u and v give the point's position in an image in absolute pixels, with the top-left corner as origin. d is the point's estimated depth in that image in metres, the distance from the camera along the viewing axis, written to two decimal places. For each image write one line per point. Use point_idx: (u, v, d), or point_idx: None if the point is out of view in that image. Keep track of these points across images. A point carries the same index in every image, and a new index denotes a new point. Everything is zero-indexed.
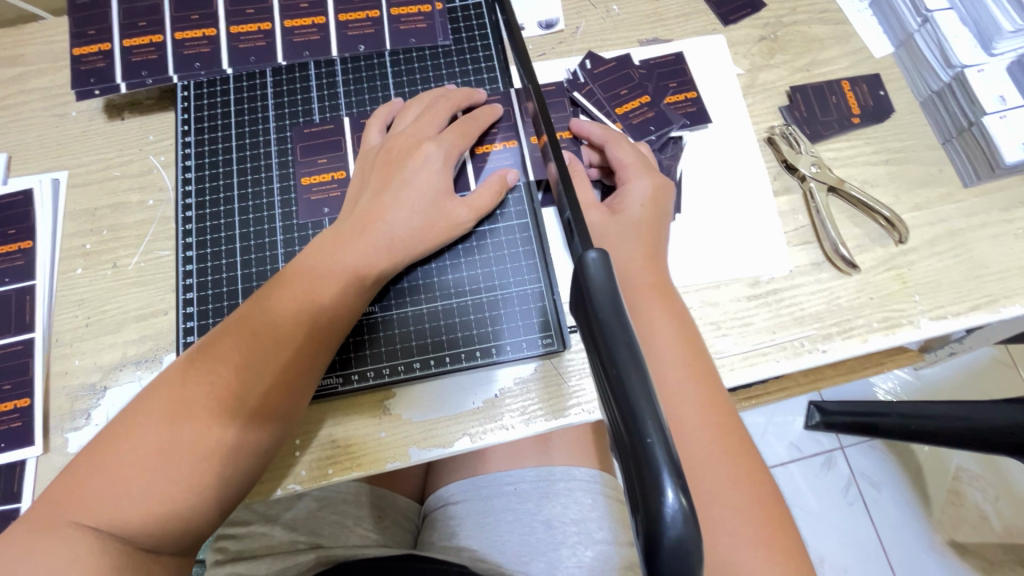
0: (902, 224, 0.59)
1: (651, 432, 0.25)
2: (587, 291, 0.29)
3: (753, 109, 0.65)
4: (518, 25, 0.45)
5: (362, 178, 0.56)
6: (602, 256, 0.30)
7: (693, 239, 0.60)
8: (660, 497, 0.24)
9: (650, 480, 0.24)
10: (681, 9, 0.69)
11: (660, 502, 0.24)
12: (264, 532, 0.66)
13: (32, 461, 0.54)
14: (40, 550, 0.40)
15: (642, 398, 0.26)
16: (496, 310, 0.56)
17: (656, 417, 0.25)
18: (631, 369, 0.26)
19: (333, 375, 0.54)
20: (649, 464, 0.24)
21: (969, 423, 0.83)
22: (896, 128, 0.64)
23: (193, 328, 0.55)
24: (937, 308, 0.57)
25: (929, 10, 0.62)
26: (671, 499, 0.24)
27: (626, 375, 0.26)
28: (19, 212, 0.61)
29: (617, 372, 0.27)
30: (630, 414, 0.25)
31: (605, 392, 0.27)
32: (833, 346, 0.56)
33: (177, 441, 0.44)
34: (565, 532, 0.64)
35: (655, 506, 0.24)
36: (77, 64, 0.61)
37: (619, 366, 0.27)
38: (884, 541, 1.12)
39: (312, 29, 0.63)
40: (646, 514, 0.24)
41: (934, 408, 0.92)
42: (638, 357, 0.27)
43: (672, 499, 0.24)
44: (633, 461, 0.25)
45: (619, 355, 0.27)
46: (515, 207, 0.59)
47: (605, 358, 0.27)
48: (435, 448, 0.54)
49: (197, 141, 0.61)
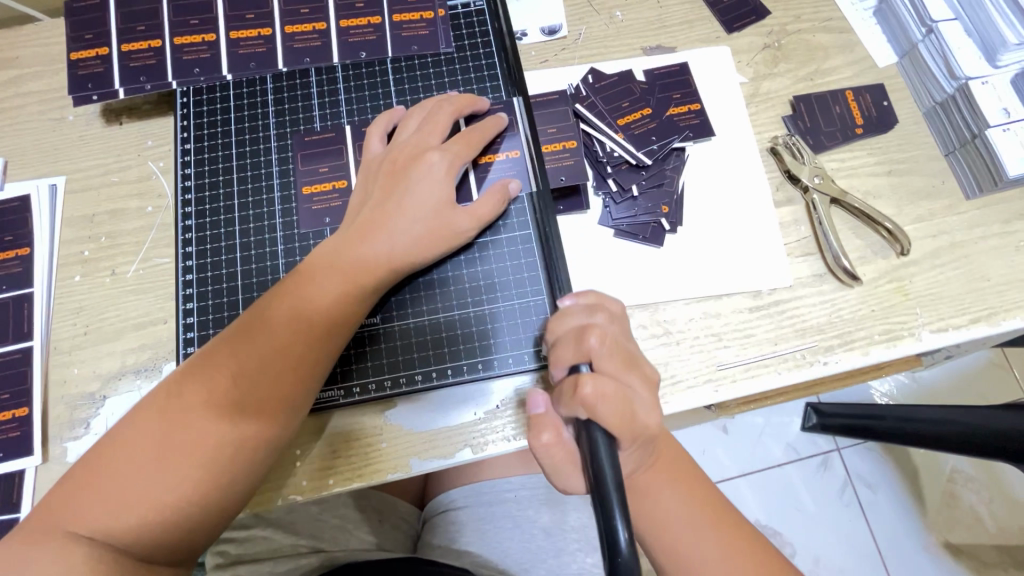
0: (904, 236, 0.59)
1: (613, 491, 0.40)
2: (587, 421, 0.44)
3: (757, 118, 0.65)
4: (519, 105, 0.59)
5: (364, 188, 0.55)
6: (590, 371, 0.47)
7: (695, 250, 0.60)
8: (617, 533, 0.39)
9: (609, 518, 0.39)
10: (685, 16, 0.68)
11: (615, 529, 0.39)
12: (265, 537, 0.66)
13: (32, 470, 0.54)
14: (35, 559, 0.39)
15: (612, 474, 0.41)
16: (498, 322, 0.56)
17: (612, 474, 0.41)
18: (606, 454, 0.42)
19: (335, 388, 0.54)
20: (608, 502, 0.40)
21: (968, 429, 0.84)
22: (899, 139, 0.64)
23: (193, 339, 0.55)
24: (938, 320, 0.57)
25: (933, 21, 0.62)
26: (621, 533, 0.38)
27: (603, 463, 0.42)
28: (16, 218, 0.61)
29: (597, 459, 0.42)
30: (599, 479, 0.41)
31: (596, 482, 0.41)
32: (834, 358, 0.56)
33: (175, 451, 0.44)
34: (566, 540, 0.65)
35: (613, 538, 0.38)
36: (75, 69, 0.61)
37: (597, 457, 0.42)
38: (879, 543, 1.13)
39: (313, 35, 0.63)
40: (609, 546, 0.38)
41: (931, 413, 0.92)
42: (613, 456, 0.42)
43: (621, 526, 0.39)
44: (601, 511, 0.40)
45: (599, 450, 0.42)
46: (517, 218, 0.58)
47: (592, 457, 0.42)
48: (436, 458, 0.54)
49: (196, 149, 0.61)
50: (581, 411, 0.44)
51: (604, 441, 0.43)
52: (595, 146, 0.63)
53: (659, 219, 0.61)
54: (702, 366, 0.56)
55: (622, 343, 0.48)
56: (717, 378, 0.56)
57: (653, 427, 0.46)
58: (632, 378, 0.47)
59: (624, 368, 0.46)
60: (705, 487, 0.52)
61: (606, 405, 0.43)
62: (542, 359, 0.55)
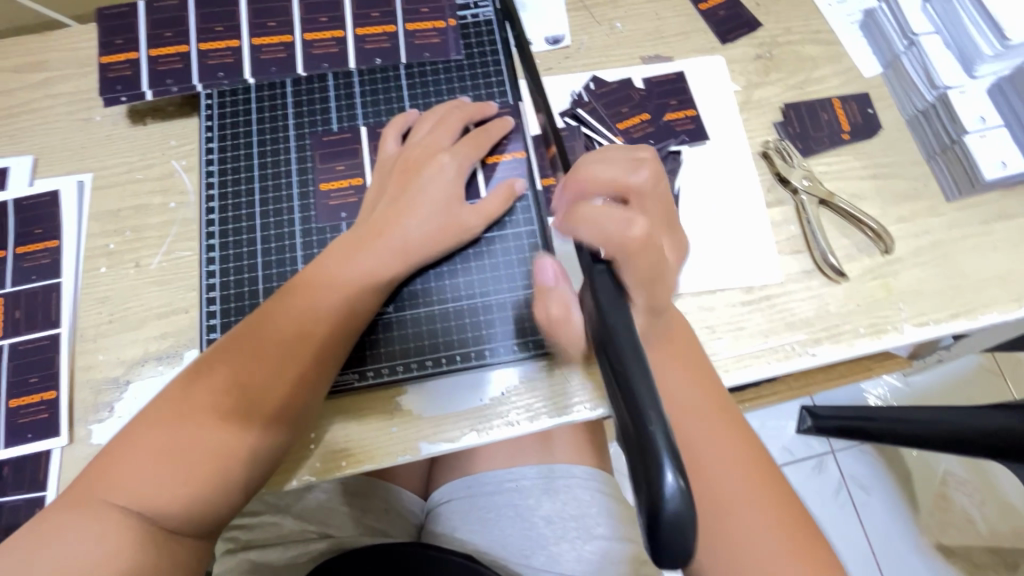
0: (888, 235, 0.62)
1: (652, 422, 0.29)
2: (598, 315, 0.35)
3: (749, 124, 0.68)
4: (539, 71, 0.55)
5: (379, 185, 0.59)
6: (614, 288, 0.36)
7: (691, 248, 0.63)
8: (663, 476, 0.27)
9: (650, 463, 0.28)
10: (682, 27, 0.72)
11: (662, 482, 0.27)
12: (275, 522, 0.69)
13: (57, 450, 0.56)
14: (77, 527, 0.42)
15: (646, 397, 0.30)
16: (505, 313, 0.59)
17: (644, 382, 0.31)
18: (637, 374, 0.31)
19: (350, 372, 0.57)
20: (644, 431, 0.29)
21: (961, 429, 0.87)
22: (884, 144, 0.67)
23: (216, 326, 0.58)
24: (920, 315, 0.61)
25: (915, 34, 0.66)
26: (668, 480, 0.27)
27: (633, 383, 0.31)
28: (46, 212, 0.64)
29: (622, 372, 0.32)
30: (625, 387, 0.31)
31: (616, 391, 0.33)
32: (822, 350, 0.60)
33: (203, 427, 0.46)
34: (564, 527, 0.67)
35: (652, 484, 0.27)
36: (105, 72, 0.64)
37: (626, 374, 0.31)
38: (873, 542, 1.16)
39: (331, 42, 0.66)
40: (647, 493, 0.28)
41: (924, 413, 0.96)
42: (645, 365, 0.32)
43: (672, 480, 0.27)
44: (638, 455, 0.29)
45: (628, 364, 0.32)
46: (523, 214, 0.62)
47: (618, 371, 0.32)
48: (443, 443, 0.56)
49: (219, 148, 0.64)
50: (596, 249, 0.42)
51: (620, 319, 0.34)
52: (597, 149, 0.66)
53: None
54: None
55: (657, 187, 0.47)
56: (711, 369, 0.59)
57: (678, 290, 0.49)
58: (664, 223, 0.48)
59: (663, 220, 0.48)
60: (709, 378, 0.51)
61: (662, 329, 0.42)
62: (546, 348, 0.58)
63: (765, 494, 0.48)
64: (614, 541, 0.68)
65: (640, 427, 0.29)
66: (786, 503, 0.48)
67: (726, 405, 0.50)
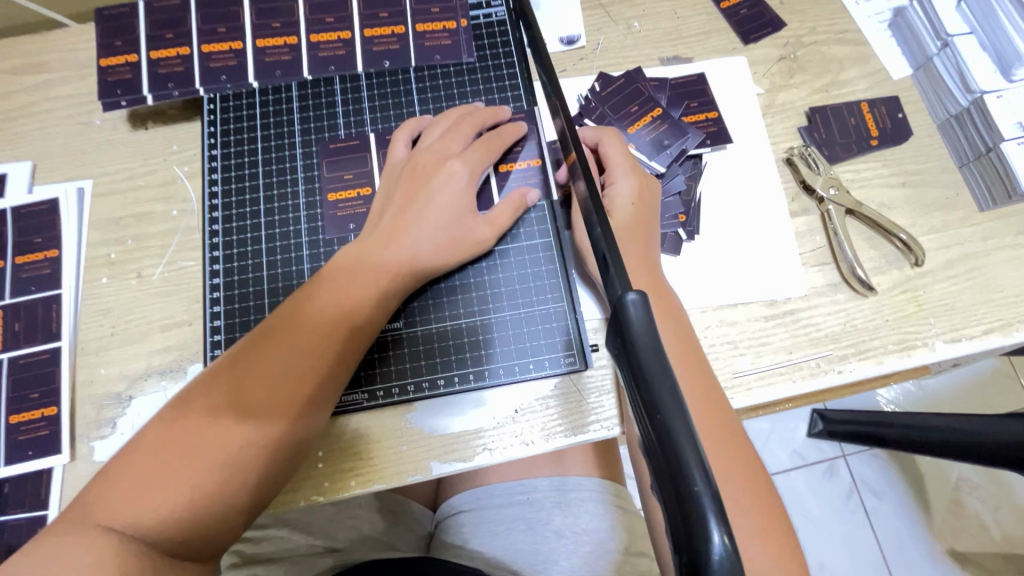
0: (919, 248, 0.59)
1: (698, 480, 0.25)
2: (623, 328, 0.29)
3: (773, 129, 0.66)
4: (545, 44, 0.46)
5: (387, 193, 0.57)
6: (642, 296, 0.30)
7: (711, 260, 0.61)
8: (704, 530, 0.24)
9: (696, 526, 0.24)
10: (702, 27, 0.69)
11: (705, 542, 0.23)
12: (281, 536, 0.66)
13: (59, 468, 0.55)
14: (62, 554, 0.38)
15: (689, 446, 0.25)
16: (518, 328, 0.57)
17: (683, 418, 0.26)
18: (675, 413, 0.26)
19: (358, 392, 0.55)
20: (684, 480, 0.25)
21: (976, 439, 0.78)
22: (914, 151, 0.64)
23: (220, 342, 0.56)
24: (952, 330, 0.58)
25: (948, 35, 0.63)
26: (715, 541, 0.23)
27: (672, 428, 0.26)
28: (45, 220, 0.62)
29: (658, 410, 0.27)
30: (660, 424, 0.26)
31: (645, 423, 0.28)
32: (849, 367, 0.57)
33: (204, 444, 0.43)
34: (577, 542, 0.63)
35: (697, 549, 0.24)
36: (104, 76, 0.62)
37: (662, 414, 0.26)
38: (884, 550, 1.13)
39: (337, 44, 0.64)
40: (690, 557, 0.24)
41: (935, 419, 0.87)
42: (682, 399, 0.27)
43: (717, 540, 0.23)
44: (678, 510, 0.25)
45: (663, 400, 0.27)
46: (537, 225, 0.60)
47: (650, 411, 0.27)
48: (456, 462, 0.54)
49: (222, 155, 0.62)
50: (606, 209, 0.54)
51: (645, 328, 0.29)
52: None
53: (677, 229, 0.61)
54: (719, 373, 0.57)
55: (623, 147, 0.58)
56: (733, 387, 0.57)
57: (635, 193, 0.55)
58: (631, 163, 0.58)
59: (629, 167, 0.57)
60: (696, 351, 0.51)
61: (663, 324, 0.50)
62: (560, 366, 0.56)
63: (768, 536, 0.45)
64: (626, 556, 0.64)
65: (684, 481, 0.25)
66: (785, 545, 0.45)
67: (734, 433, 0.48)
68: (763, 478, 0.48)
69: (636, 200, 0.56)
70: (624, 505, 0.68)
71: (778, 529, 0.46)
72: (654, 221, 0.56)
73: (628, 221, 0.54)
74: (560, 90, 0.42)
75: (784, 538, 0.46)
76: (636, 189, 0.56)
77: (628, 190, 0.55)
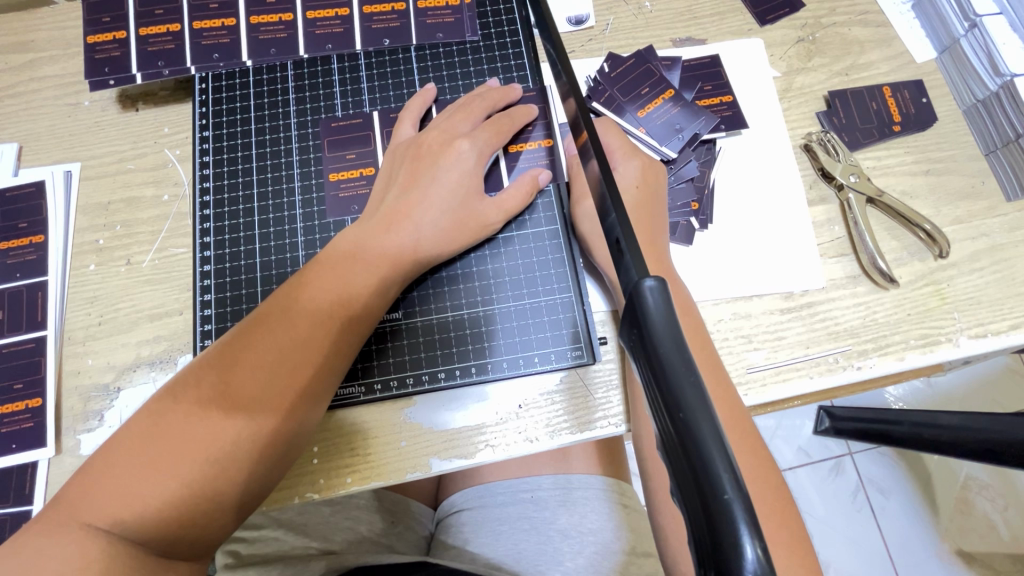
0: (943, 238, 0.56)
1: (727, 486, 0.22)
2: (639, 317, 0.27)
3: (790, 114, 0.63)
4: (552, 18, 0.41)
5: (389, 172, 0.54)
6: (661, 283, 0.27)
7: (725, 250, 0.58)
8: (733, 540, 0.21)
9: (724, 537, 0.22)
10: (716, 7, 0.66)
11: (736, 552, 0.21)
12: (276, 537, 0.64)
13: (44, 462, 0.53)
14: (46, 551, 0.36)
15: (717, 449, 0.23)
16: (523, 319, 0.55)
17: (708, 415, 0.24)
18: (700, 413, 0.24)
19: (355, 384, 0.53)
20: (712, 486, 0.22)
21: (978, 432, 0.74)
22: (938, 137, 0.61)
23: (211, 332, 0.54)
24: (977, 325, 0.55)
25: (977, 15, 0.60)
26: (747, 553, 0.21)
27: (699, 430, 0.23)
28: (30, 205, 0.60)
29: (681, 409, 0.24)
30: (685, 423, 0.24)
31: (664, 420, 0.25)
32: (869, 363, 0.55)
33: (192, 439, 0.40)
34: (582, 542, 0.61)
35: (726, 562, 0.21)
36: (91, 53, 0.60)
37: (686, 411, 0.24)
38: (891, 549, 1.11)
39: (335, 21, 0.61)
40: (718, 570, 0.22)
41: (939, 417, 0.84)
42: (707, 398, 0.24)
43: (749, 550, 0.21)
44: (704, 517, 0.22)
45: (686, 398, 0.24)
46: (544, 212, 0.57)
47: (672, 407, 0.24)
48: (457, 458, 0.52)
49: (215, 137, 0.59)
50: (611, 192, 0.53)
51: (665, 316, 0.26)
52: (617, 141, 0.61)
53: (689, 218, 0.59)
54: (731, 368, 0.54)
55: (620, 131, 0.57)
56: (746, 382, 0.54)
57: (640, 173, 0.54)
58: (629, 146, 0.56)
59: (626, 146, 0.55)
60: (704, 339, 0.49)
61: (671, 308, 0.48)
62: (565, 360, 0.54)
63: (783, 536, 0.43)
64: (632, 556, 0.61)
65: (711, 488, 0.22)
66: (799, 544, 0.43)
67: (745, 424, 0.46)
68: (777, 475, 0.46)
69: (642, 181, 0.54)
70: (628, 503, 0.65)
71: (791, 526, 0.44)
72: (659, 201, 0.54)
73: (634, 204, 0.52)
74: (569, 65, 0.38)
75: (798, 535, 0.44)
76: (641, 170, 0.54)
77: (632, 173, 0.54)
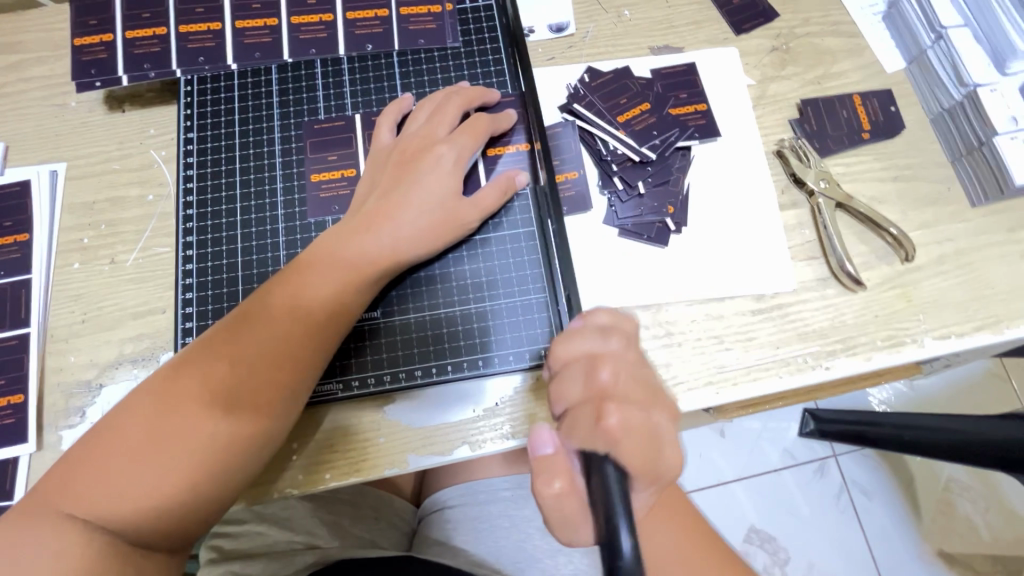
0: (909, 242, 0.58)
1: (617, 498, 0.37)
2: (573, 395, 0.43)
3: (764, 121, 0.65)
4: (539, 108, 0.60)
5: (371, 177, 0.55)
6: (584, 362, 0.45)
7: (699, 254, 0.60)
8: (619, 529, 0.36)
9: (615, 530, 0.36)
10: (693, 16, 0.68)
11: (618, 541, 0.35)
12: (262, 532, 0.64)
13: (26, 457, 0.53)
14: (29, 540, 0.37)
15: (614, 471, 0.38)
16: (500, 319, 0.56)
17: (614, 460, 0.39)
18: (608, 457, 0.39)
19: (333, 382, 0.54)
20: (608, 494, 0.37)
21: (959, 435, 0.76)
22: (905, 144, 0.63)
23: (192, 329, 0.55)
24: (941, 327, 0.57)
25: (943, 26, 0.62)
26: (625, 539, 0.35)
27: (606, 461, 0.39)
28: (15, 204, 0.60)
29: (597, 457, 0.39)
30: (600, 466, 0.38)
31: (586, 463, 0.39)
32: (836, 363, 0.56)
33: (170, 435, 0.41)
34: (562, 539, 0.62)
35: (616, 544, 0.35)
36: (79, 55, 0.61)
37: (599, 455, 0.39)
38: (873, 548, 1.12)
39: (319, 26, 0.63)
40: (610, 551, 0.35)
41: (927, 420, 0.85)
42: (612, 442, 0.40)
43: (626, 541, 0.35)
44: (604, 521, 0.36)
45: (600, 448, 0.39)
46: (521, 214, 0.58)
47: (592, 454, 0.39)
48: (433, 455, 0.53)
49: (199, 138, 0.60)
50: (600, 446, 0.40)
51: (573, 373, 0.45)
52: (598, 144, 0.62)
53: (665, 219, 0.60)
54: (704, 367, 0.56)
55: (634, 371, 0.44)
56: (718, 382, 0.55)
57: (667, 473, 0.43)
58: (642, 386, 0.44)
59: (642, 394, 0.43)
60: (681, 509, 0.57)
61: (633, 440, 0.40)
62: (541, 358, 0.55)
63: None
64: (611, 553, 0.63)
65: (609, 494, 0.37)
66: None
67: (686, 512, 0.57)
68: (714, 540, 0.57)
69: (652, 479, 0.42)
70: None
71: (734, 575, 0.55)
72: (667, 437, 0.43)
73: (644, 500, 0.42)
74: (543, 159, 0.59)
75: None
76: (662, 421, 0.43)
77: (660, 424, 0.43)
